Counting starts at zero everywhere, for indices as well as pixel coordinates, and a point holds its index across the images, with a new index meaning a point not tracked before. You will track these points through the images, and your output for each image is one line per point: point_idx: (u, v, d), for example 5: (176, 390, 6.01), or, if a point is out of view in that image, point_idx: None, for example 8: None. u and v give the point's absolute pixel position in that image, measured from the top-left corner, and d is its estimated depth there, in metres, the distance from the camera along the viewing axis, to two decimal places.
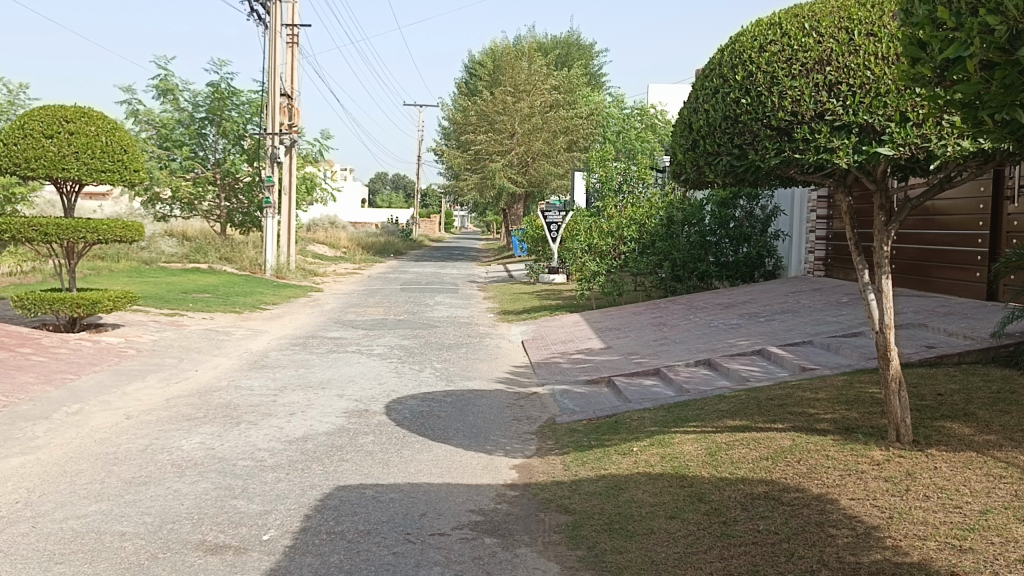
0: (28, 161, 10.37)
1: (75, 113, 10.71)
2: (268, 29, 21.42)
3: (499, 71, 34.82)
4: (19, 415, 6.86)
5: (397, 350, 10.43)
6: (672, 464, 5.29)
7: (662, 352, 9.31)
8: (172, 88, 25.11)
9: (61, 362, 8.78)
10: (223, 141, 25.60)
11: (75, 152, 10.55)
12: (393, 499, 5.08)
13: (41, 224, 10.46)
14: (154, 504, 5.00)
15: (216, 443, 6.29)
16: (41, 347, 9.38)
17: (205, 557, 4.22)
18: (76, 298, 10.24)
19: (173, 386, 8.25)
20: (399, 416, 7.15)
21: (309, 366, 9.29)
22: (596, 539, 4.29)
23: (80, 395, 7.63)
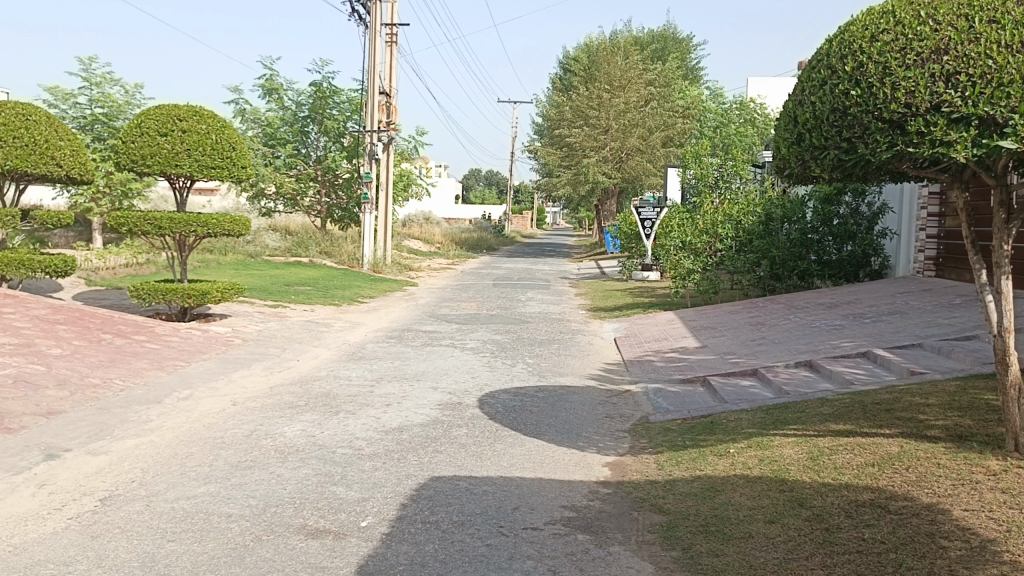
0: (145, 158, 10.92)
1: (188, 112, 11.21)
2: (368, 29, 21.93)
3: (595, 67, 34.65)
4: (135, 399, 7.26)
5: (489, 344, 10.53)
6: (771, 468, 5.15)
7: (759, 352, 9.09)
8: (277, 88, 26.05)
9: (173, 350, 9.24)
10: (324, 138, 26.40)
11: (188, 149, 11.05)
12: (486, 492, 5.13)
13: (156, 218, 10.99)
14: (259, 487, 5.21)
15: (316, 430, 6.49)
16: (155, 335, 9.89)
17: (306, 541, 4.36)
18: (187, 288, 10.72)
19: (275, 375, 8.56)
20: (492, 410, 7.22)
21: (404, 358, 9.48)
22: (691, 541, 4.22)
23: (190, 381, 8.01)
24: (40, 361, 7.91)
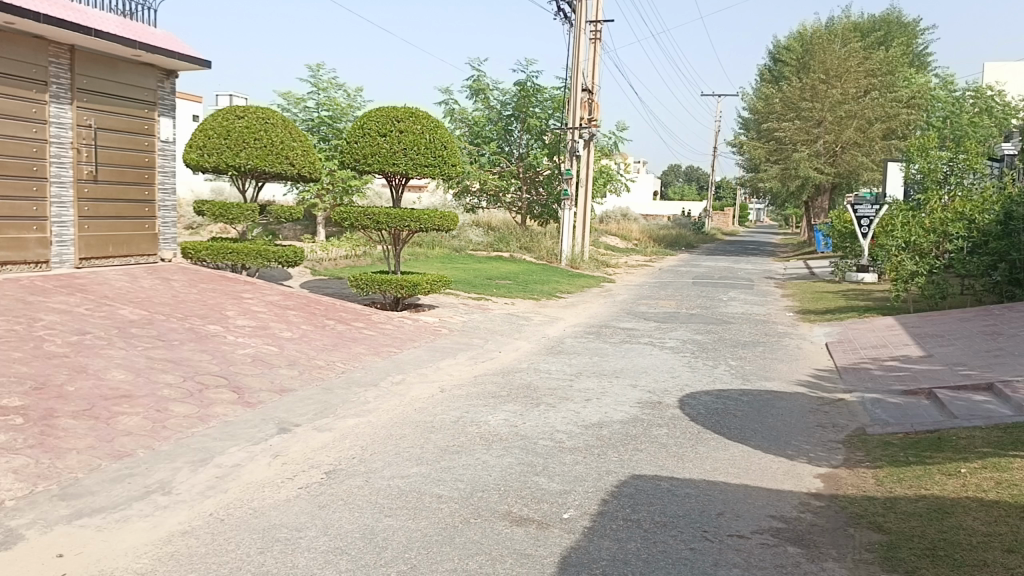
0: (366, 157, 11.72)
1: (405, 113, 11.88)
2: (573, 27, 22.17)
3: (809, 57, 32.92)
4: (354, 381, 7.82)
5: (690, 344, 10.33)
6: (1011, 493, 4.66)
7: (995, 364, 8.25)
8: (484, 88, 27.00)
9: (386, 337, 9.85)
10: (527, 136, 27.05)
11: (404, 148, 11.70)
12: (688, 494, 5.04)
13: (375, 214, 11.73)
14: (466, 472, 5.44)
15: (519, 421, 6.68)
16: (371, 322, 10.60)
17: (511, 527, 4.50)
18: (400, 280, 11.37)
19: (479, 365, 8.89)
20: (693, 411, 7.08)
21: (603, 354, 9.52)
22: (917, 565, 3.91)
23: (402, 367, 8.50)
24: (274, 343, 8.72)
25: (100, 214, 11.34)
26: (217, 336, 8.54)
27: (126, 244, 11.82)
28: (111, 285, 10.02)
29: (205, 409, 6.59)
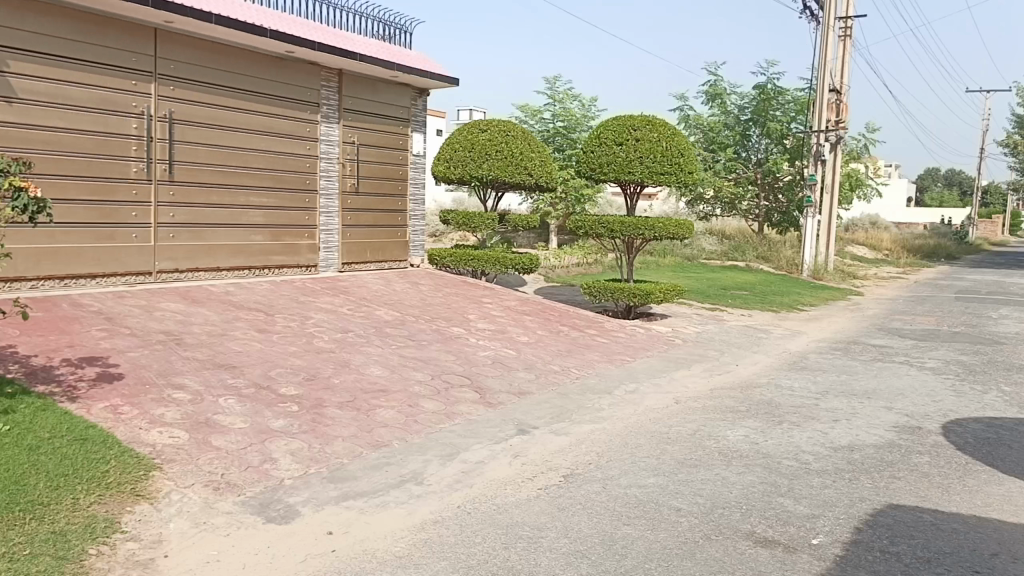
0: (603, 166, 11.90)
1: (642, 121, 11.87)
2: (821, 25, 21.06)
3: None
4: (589, 388, 7.93)
5: (954, 366, 9.39)
6: None
7: None
8: (721, 93, 26.38)
9: (620, 345, 9.90)
10: (767, 141, 26.07)
11: (640, 157, 11.67)
12: (957, 530, 4.58)
13: (610, 222, 11.83)
14: (705, 487, 5.32)
15: (760, 438, 6.43)
16: (604, 329, 10.70)
17: (755, 548, 4.34)
18: (634, 288, 11.35)
19: (715, 377, 8.66)
20: (960, 440, 6.42)
21: (852, 373, 8.91)
22: None
23: (636, 376, 8.49)
24: (513, 346, 9.06)
25: (360, 223, 12.44)
26: (461, 338, 9.04)
27: (381, 250, 12.91)
28: (368, 288, 10.94)
29: (451, 407, 6.99)
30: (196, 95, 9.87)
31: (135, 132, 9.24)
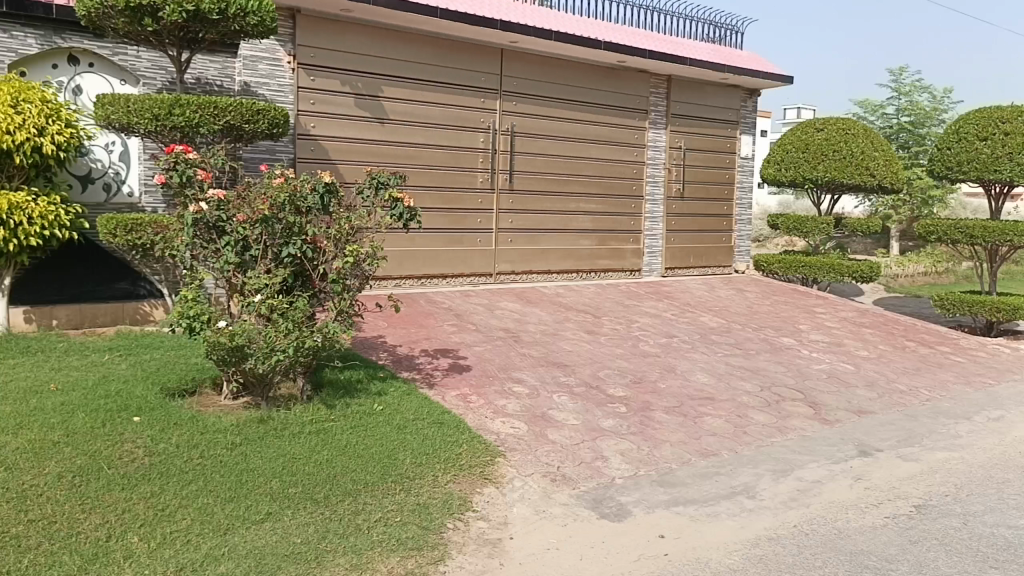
0: (962, 164, 10.65)
1: (1013, 113, 10.42)
2: None
3: None
4: (942, 412, 7.13)
5: None
6: None
7: None
8: None
9: (980, 366, 8.77)
10: None
11: (1010, 153, 10.26)
12: None
13: (968, 227, 10.55)
14: None
15: None
16: (959, 347, 9.56)
17: None
18: (997, 302, 10.00)
19: None
20: None
21: None
22: None
23: (1001, 403, 7.46)
24: (850, 361, 8.45)
25: (685, 228, 12.42)
26: (792, 349, 8.62)
27: (705, 255, 12.78)
28: (692, 294, 10.88)
29: (784, 421, 6.69)
30: (534, 108, 10.53)
31: (482, 145, 10.10)
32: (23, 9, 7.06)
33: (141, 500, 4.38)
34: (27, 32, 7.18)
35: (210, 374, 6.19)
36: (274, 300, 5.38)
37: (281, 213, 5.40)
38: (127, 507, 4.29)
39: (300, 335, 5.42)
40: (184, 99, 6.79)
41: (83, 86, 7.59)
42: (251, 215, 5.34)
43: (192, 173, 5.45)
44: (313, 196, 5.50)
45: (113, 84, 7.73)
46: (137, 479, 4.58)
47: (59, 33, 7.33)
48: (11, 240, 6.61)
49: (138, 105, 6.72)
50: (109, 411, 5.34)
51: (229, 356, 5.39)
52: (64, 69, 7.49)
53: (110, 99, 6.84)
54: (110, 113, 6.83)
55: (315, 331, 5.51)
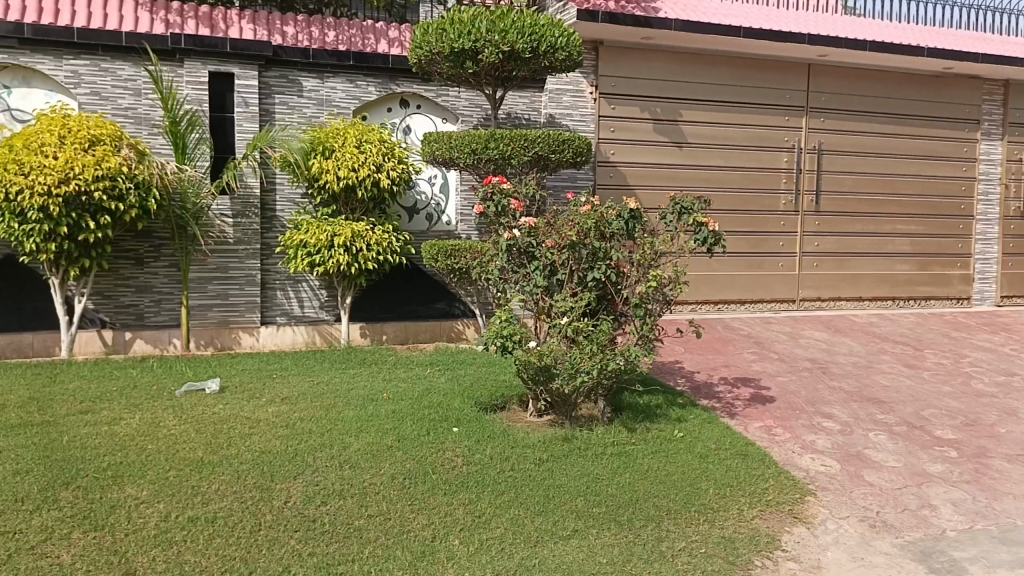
0: None
1: None
2: None
3: None
4: None
5: None
6: None
7: None
8: None
9: None
10: None
11: None
12: None
13: None
14: None
15: None
16: None
17: None
18: None
19: None
20: None
21: None
22: None
23: None
24: None
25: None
26: None
27: None
28: None
29: None
30: (843, 125, 9.91)
31: (785, 165, 9.72)
32: (366, 62, 8.04)
33: (460, 506, 4.69)
34: (369, 81, 8.15)
35: (518, 391, 6.53)
36: (579, 323, 5.52)
37: (587, 239, 5.47)
38: (448, 511, 4.62)
39: (603, 358, 5.49)
40: (498, 134, 7.30)
41: (412, 126, 8.46)
42: (559, 241, 5.49)
43: (506, 203, 5.70)
44: (618, 222, 5.54)
45: (436, 122, 8.53)
46: (456, 486, 4.92)
47: (394, 80, 8.24)
48: (353, 265, 7.51)
49: (459, 141, 7.35)
50: (431, 421, 5.80)
51: (538, 375, 5.60)
52: (397, 112, 8.40)
53: (435, 136, 7.56)
54: (435, 149, 7.55)
55: (619, 354, 5.57)
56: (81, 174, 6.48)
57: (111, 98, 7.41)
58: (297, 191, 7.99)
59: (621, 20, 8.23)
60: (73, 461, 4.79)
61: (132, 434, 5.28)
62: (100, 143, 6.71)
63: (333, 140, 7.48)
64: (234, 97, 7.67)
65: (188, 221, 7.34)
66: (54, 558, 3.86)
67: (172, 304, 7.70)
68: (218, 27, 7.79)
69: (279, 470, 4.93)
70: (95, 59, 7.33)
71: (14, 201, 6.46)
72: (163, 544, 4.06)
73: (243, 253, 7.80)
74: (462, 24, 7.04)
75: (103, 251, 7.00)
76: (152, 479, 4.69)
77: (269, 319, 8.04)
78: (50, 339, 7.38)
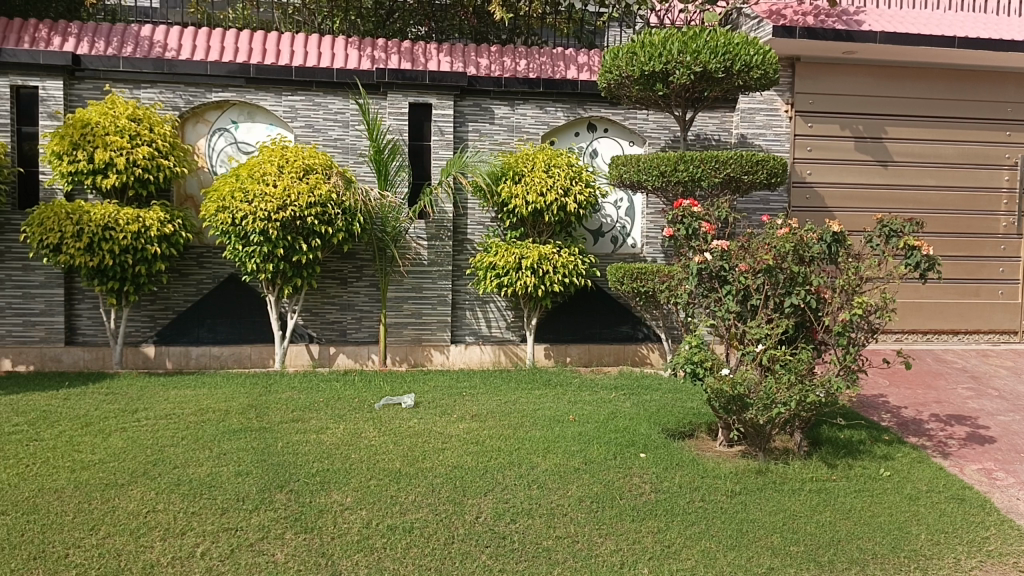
0: None
1: None
2: None
3: None
4: None
5: None
6: None
7: None
8: None
9: None
10: None
11: None
12: None
13: None
14: None
15: None
16: None
17: None
18: None
19: None
20: None
21: None
22: None
23: None
24: None
25: None
26: None
27: None
28: None
29: None
30: None
31: (1005, 184, 9.08)
32: (556, 88, 8.21)
33: (649, 534, 4.55)
34: (558, 107, 8.32)
35: (706, 420, 6.35)
36: (776, 351, 5.29)
37: (785, 263, 5.25)
38: (637, 538, 4.50)
39: (802, 389, 5.20)
40: (688, 155, 7.21)
41: (599, 150, 8.55)
42: (755, 265, 5.28)
43: (697, 225, 5.51)
44: (820, 246, 5.31)
45: (624, 145, 8.58)
46: (645, 513, 4.77)
47: (582, 105, 8.36)
48: (540, 286, 7.64)
49: (647, 163, 7.32)
50: (618, 445, 5.73)
51: (730, 404, 5.39)
52: (584, 136, 8.53)
53: (623, 159, 7.57)
54: (623, 172, 7.56)
55: (819, 386, 5.27)
56: (297, 200, 7.04)
57: (322, 130, 8.01)
58: (487, 215, 8.26)
59: (820, 35, 7.91)
60: (287, 465, 5.15)
61: (337, 443, 5.60)
62: (313, 171, 7.25)
63: (523, 165, 7.67)
64: (431, 126, 8.08)
65: (387, 243, 7.78)
66: (270, 555, 4.15)
67: (371, 321, 8.18)
68: (418, 60, 8.23)
69: (470, 485, 5.02)
70: (311, 95, 7.97)
71: (241, 226, 7.14)
72: (365, 550, 4.25)
73: (436, 274, 8.14)
74: (653, 47, 7.04)
75: (313, 271, 7.54)
76: (355, 487, 4.91)
77: (458, 337, 8.35)
78: (265, 351, 8.04)
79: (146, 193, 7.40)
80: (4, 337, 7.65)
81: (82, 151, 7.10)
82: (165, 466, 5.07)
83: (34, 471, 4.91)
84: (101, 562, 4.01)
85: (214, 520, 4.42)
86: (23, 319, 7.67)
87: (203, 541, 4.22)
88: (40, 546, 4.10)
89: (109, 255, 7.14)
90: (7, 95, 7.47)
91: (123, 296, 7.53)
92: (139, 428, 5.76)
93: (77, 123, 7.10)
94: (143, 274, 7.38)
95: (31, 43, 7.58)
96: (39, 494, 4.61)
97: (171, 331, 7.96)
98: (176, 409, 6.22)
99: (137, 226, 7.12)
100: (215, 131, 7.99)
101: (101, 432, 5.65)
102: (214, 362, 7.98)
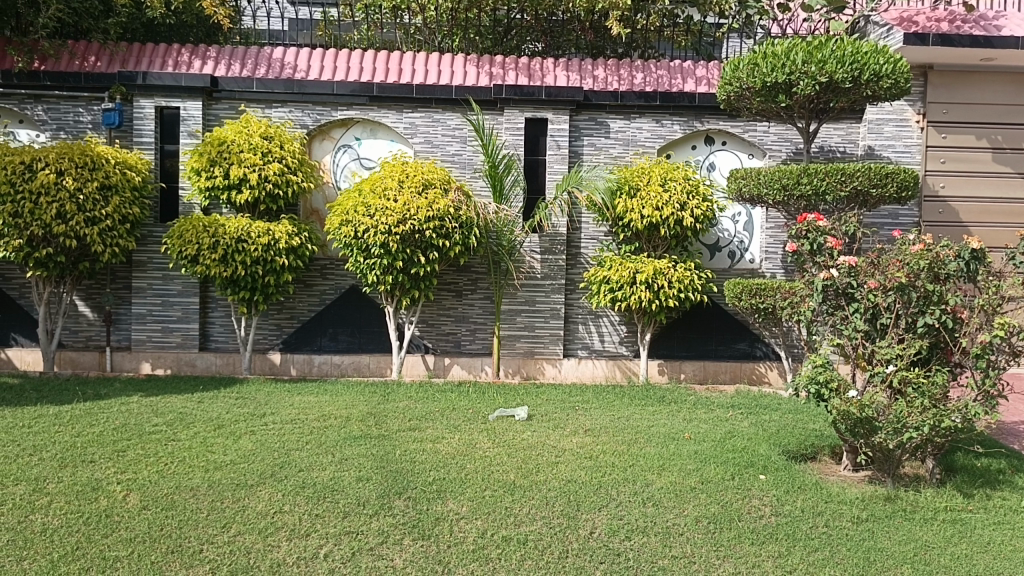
0: None
1: None
2: None
3: None
4: None
5: None
6: None
7: None
8: None
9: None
10: None
11: None
12: None
13: None
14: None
15: None
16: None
17: None
18: None
19: None
20: None
21: None
22: None
23: None
24: None
25: None
26: None
27: None
28: None
29: None
30: None
31: None
32: (672, 101, 8.16)
33: (769, 558, 4.39)
34: (674, 120, 8.27)
35: (829, 442, 6.13)
36: (907, 373, 5.04)
37: (919, 280, 5.01)
38: (756, 562, 4.35)
39: (937, 414, 4.93)
40: (812, 168, 7.01)
41: (716, 163, 8.43)
42: (885, 282, 5.05)
43: (822, 241, 5.29)
44: (957, 263, 5.00)
45: (742, 158, 8.42)
46: (765, 536, 4.62)
47: (700, 118, 8.27)
48: (655, 301, 7.58)
49: (769, 176, 7.15)
50: (737, 465, 5.58)
51: (856, 427, 5.16)
52: (701, 149, 8.43)
53: (742, 173, 7.42)
54: (742, 186, 7.40)
55: (955, 411, 4.99)
56: (417, 215, 7.24)
57: (441, 145, 8.24)
58: (601, 229, 8.27)
59: (956, 41, 7.56)
60: (405, 472, 5.27)
61: (452, 453, 5.69)
62: (432, 186, 7.44)
63: (639, 179, 7.63)
64: (547, 140, 8.16)
65: (502, 257, 7.90)
66: (389, 560, 4.25)
67: (484, 333, 8.31)
68: (535, 75, 8.32)
69: (585, 499, 4.99)
70: (430, 112, 8.22)
71: (363, 239, 7.39)
72: (481, 559, 4.29)
73: (549, 287, 8.18)
74: (775, 58, 6.88)
75: (430, 283, 7.72)
76: (471, 496, 4.97)
77: (571, 351, 8.36)
78: (383, 361, 8.29)
79: (276, 207, 7.77)
80: (145, 342, 8.17)
81: (219, 167, 7.52)
82: (291, 469, 5.28)
83: (173, 469, 5.23)
84: (232, 558, 4.21)
85: (337, 523, 4.57)
86: (162, 326, 8.17)
87: (326, 543, 4.37)
88: (176, 540, 4.34)
89: (241, 266, 7.52)
90: (152, 116, 8.01)
91: (253, 305, 7.91)
92: (266, 432, 6.03)
93: (214, 141, 7.53)
94: (271, 284, 7.73)
95: (174, 66, 8.11)
96: (177, 491, 4.89)
97: (296, 339, 8.32)
98: (300, 415, 6.48)
99: (267, 238, 7.49)
100: (340, 147, 8.32)
101: (233, 434, 5.95)
102: (335, 370, 8.29)
